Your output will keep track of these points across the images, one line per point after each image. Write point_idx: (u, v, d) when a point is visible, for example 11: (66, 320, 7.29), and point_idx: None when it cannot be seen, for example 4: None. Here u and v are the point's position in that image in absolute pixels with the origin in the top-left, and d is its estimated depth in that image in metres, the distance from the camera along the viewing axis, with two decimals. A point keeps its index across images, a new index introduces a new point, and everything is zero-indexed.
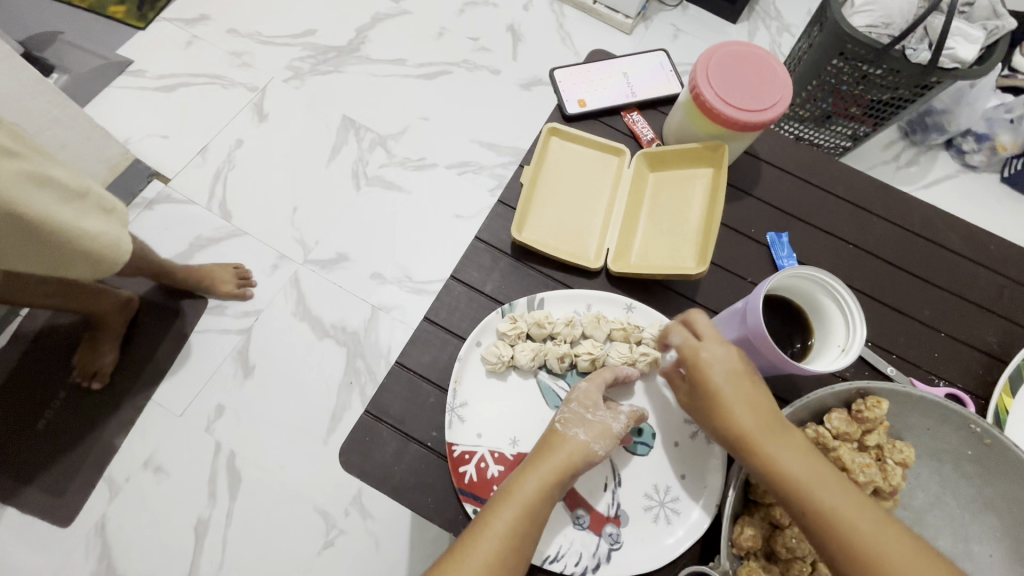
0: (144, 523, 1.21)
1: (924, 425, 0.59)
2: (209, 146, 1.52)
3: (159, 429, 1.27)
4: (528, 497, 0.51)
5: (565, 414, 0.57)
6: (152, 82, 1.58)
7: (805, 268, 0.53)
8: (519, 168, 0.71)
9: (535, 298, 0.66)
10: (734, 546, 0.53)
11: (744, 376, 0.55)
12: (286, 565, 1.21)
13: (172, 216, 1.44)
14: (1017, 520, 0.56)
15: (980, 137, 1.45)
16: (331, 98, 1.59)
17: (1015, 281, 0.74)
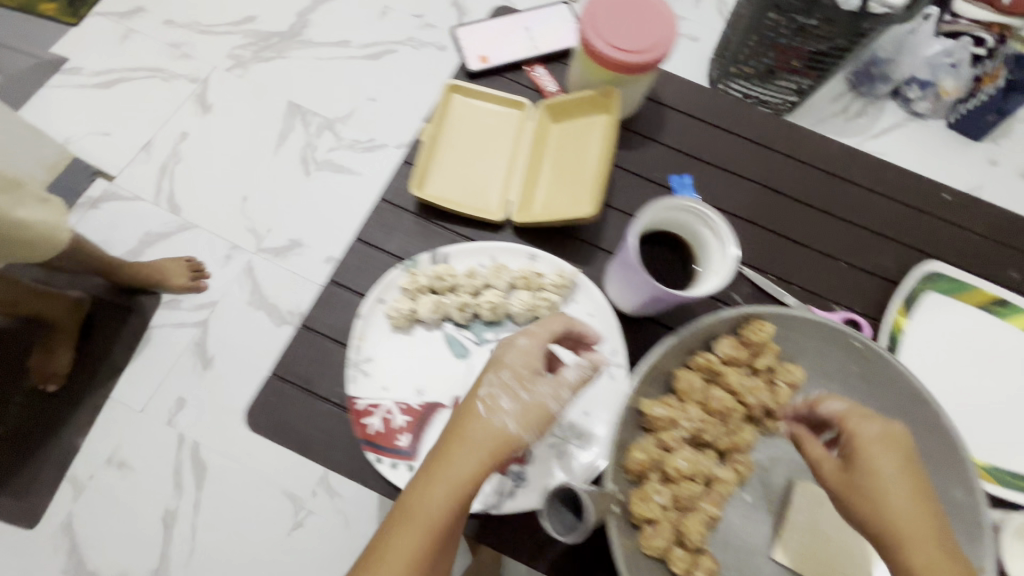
0: (112, 517, 1.23)
1: (814, 346, 0.61)
2: (153, 141, 1.50)
3: (120, 425, 1.28)
4: (433, 513, 0.48)
5: (488, 398, 0.51)
6: (91, 80, 1.55)
7: (667, 200, 0.55)
8: (417, 127, 0.71)
9: (438, 253, 0.66)
10: (625, 470, 0.55)
11: (906, 458, 0.49)
12: (258, 547, 1.23)
13: (119, 213, 1.43)
14: (898, 428, 0.59)
15: (925, 84, 1.26)
16: (274, 85, 1.56)
17: (910, 207, 0.77)
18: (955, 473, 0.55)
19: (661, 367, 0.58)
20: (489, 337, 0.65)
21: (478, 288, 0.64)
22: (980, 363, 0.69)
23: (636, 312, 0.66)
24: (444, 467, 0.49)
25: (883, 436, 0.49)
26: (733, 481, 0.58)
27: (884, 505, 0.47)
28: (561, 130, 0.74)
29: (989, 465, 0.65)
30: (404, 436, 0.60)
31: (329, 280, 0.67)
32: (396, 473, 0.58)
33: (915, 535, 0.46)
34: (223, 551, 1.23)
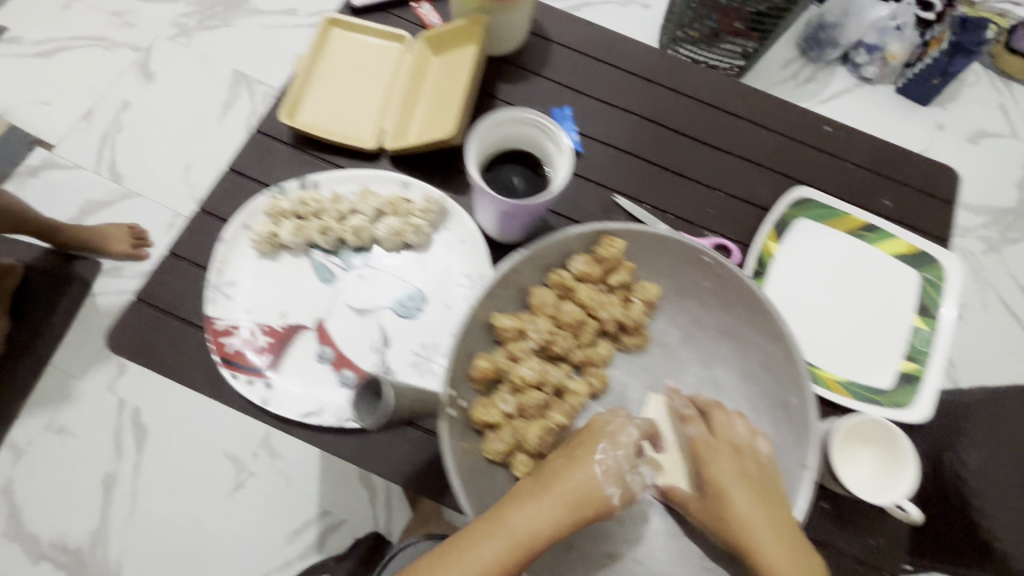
0: (55, 480, 1.24)
1: (669, 265, 0.62)
2: (95, 110, 1.48)
3: (59, 390, 1.28)
4: (511, 537, 0.46)
5: (606, 460, 0.51)
6: (32, 49, 1.53)
7: (481, 124, 0.55)
8: (293, 57, 0.72)
9: (306, 179, 0.66)
10: (471, 379, 0.56)
11: (749, 466, 0.53)
12: (198, 507, 1.24)
13: (59, 181, 1.42)
14: (745, 340, 0.60)
15: (871, 48, 1.46)
16: (219, 53, 1.54)
17: (790, 138, 0.77)
18: (790, 380, 0.57)
19: (514, 282, 0.59)
20: (357, 264, 0.66)
21: (343, 213, 0.65)
22: (847, 286, 0.71)
23: (504, 239, 0.67)
24: (541, 500, 0.48)
25: (738, 452, 0.54)
26: (584, 393, 0.60)
27: (732, 509, 0.51)
28: (440, 62, 0.73)
29: (847, 380, 0.67)
30: (264, 356, 0.61)
31: (202, 210, 0.67)
32: (251, 390, 0.59)
33: (760, 527, 0.50)
34: (163, 513, 1.24)
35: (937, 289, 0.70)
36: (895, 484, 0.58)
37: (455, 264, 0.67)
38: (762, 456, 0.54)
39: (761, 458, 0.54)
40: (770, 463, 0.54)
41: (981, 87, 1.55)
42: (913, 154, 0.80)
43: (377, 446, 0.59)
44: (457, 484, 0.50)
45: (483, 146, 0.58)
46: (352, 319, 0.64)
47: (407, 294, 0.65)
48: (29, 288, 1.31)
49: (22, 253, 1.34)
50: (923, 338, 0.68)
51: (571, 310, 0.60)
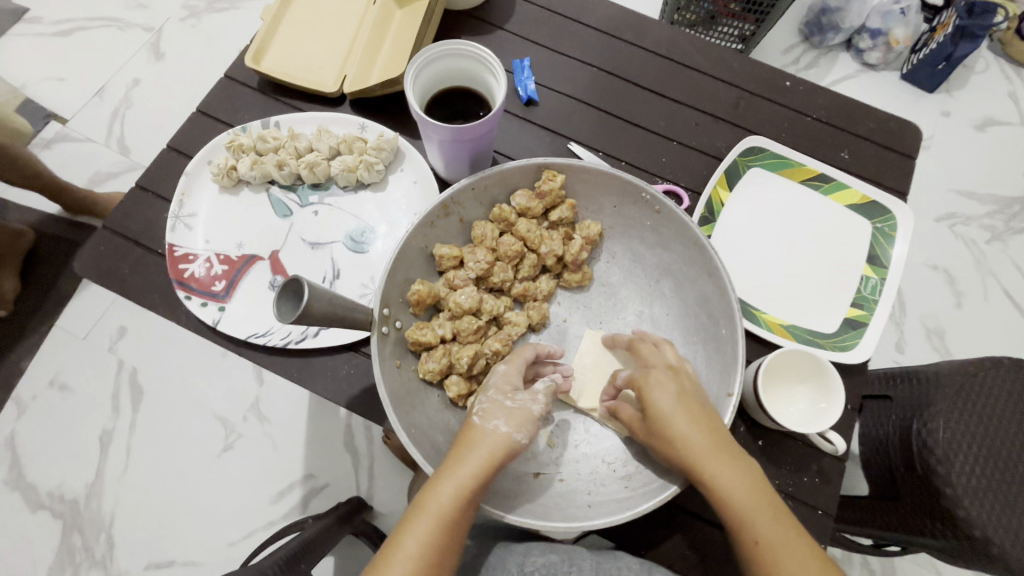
0: (52, 436, 1.26)
1: (611, 204, 0.63)
2: (107, 87, 1.53)
3: (60, 350, 1.31)
4: (437, 515, 0.46)
5: (481, 407, 0.52)
6: (50, 29, 1.60)
7: (412, 66, 0.57)
8: (263, 7, 0.75)
9: (268, 120, 0.69)
10: (410, 302, 0.59)
11: (687, 391, 0.52)
12: (188, 466, 1.25)
13: (71, 153, 1.47)
14: (682, 279, 0.61)
15: (875, 33, 1.44)
16: (228, 34, 1.59)
17: (751, 92, 0.77)
18: (721, 311, 0.57)
19: (456, 213, 0.61)
20: (313, 201, 0.69)
21: (300, 151, 0.68)
22: (796, 234, 0.71)
23: (453, 178, 0.69)
24: (450, 472, 0.47)
25: (674, 380, 0.52)
26: (522, 323, 0.62)
27: (678, 435, 0.50)
28: (404, 13, 0.75)
29: (791, 324, 0.67)
30: (219, 282, 0.64)
31: (169, 147, 0.71)
32: (204, 312, 0.62)
33: (701, 446, 0.49)
34: (153, 471, 1.25)
35: (888, 239, 0.70)
36: (829, 413, 0.58)
37: (407, 203, 0.69)
38: (691, 385, 0.53)
39: (691, 384, 0.53)
40: (699, 391, 0.53)
41: (991, 74, 1.52)
42: (879, 111, 0.78)
43: (325, 369, 0.62)
44: (385, 392, 0.52)
45: (419, 89, 0.60)
46: (305, 251, 0.67)
47: (359, 231, 0.68)
48: (37, 253, 1.39)
49: (34, 219, 1.40)
50: (872, 287, 0.68)
51: (511, 242, 0.62)
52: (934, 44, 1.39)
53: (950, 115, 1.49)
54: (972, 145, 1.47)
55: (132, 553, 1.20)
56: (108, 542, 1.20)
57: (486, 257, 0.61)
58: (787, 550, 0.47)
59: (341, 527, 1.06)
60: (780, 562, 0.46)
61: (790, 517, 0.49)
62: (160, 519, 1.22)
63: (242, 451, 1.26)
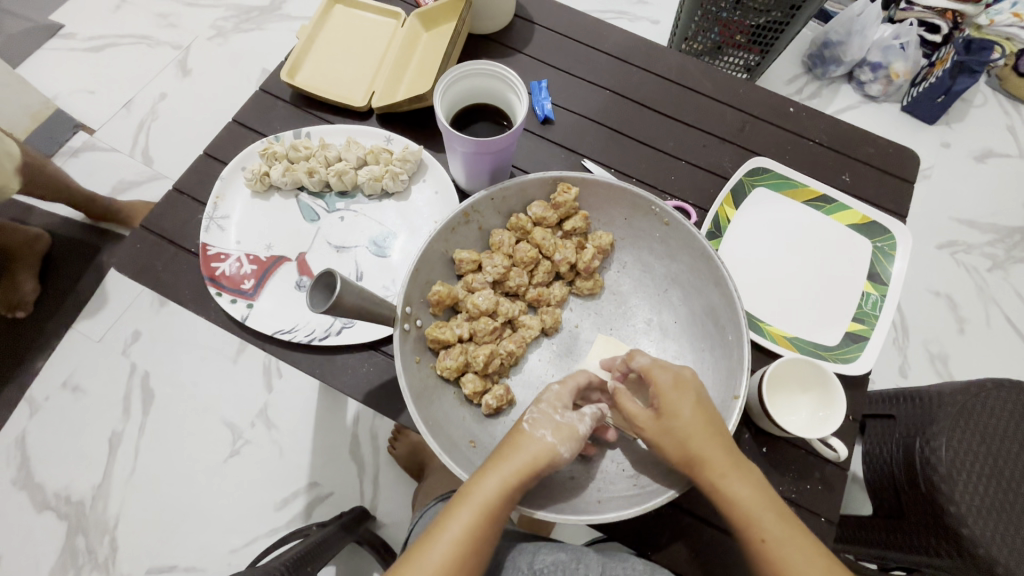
0: (61, 436, 1.28)
1: (621, 216, 0.67)
2: (134, 100, 1.60)
3: (76, 352, 1.34)
4: (485, 501, 0.49)
5: (533, 417, 0.54)
6: (83, 44, 1.67)
7: (441, 84, 0.61)
8: (299, 26, 0.80)
9: (301, 131, 0.74)
10: (430, 303, 0.62)
11: (699, 395, 0.54)
12: (194, 471, 1.27)
13: (97, 162, 1.53)
14: (689, 288, 0.64)
15: (875, 66, 1.50)
16: (253, 53, 1.67)
17: (755, 116, 0.81)
18: (728, 319, 0.60)
19: (475, 221, 0.65)
20: (340, 207, 0.72)
21: (330, 160, 0.72)
22: (798, 251, 0.74)
23: (473, 189, 0.73)
24: (496, 467, 0.50)
25: (691, 383, 0.55)
26: (535, 327, 0.65)
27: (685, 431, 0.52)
28: (430, 35, 0.80)
29: (793, 336, 0.70)
30: (249, 281, 0.67)
31: (205, 153, 0.75)
32: (234, 308, 0.65)
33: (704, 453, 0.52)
34: (160, 474, 1.26)
35: (888, 257, 0.73)
36: (830, 420, 0.60)
37: (428, 212, 0.73)
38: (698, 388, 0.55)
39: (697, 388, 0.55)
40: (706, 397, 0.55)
41: (989, 108, 1.57)
42: (877, 136, 0.82)
43: (345, 367, 0.64)
44: (406, 387, 0.55)
45: (445, 105, 0.64)
46: (331, 254, 0.70)
47: (381, 235, 0.71)
48: (58, 257, 1.42)
49: (57, 224, 1.45)
50: (872, 303, 0.71)
51: (527, 249, 0.65)
52: (934, 78, 1.44)
53: (950, 146, 1.53)
54: (972, 176, 1.51)
55: (134, 557, 1.20)
56: (112, 545, 1.21)
57: (503, 262, 0.64)
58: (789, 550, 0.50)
59: (345, 535, 1.07)
60: (788, 559, 0.49)
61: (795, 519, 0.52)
62: (165, 522, 1.23)
63: (249, 456, 1.27)
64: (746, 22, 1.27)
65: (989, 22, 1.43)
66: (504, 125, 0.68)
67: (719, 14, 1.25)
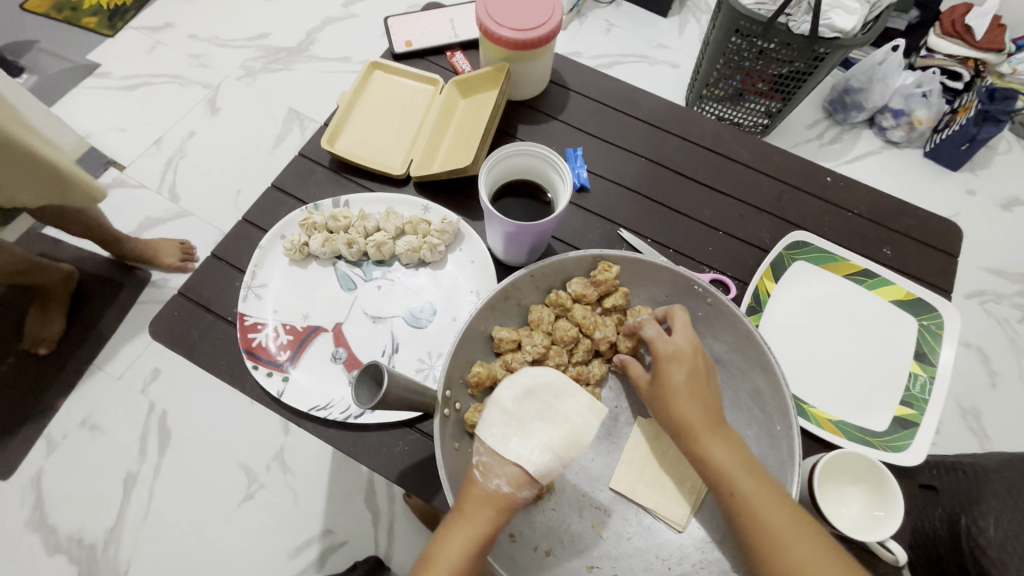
0: (76, 476, 1.27)
1: (663, 293, 0.66)
2: (164, 138, 1.64)
3: (96, 389, 1.34)
4: (453, 565, 0.48)
5: (497, 477, 0.51)
6: (118, 83, 1.72)
7: (485, 164, 0.61)
8: (339, 93, 0.82)
9: (340, 199, 0.74)
10: (470, 384, 0.60)
11: (699, 372, 0.56)
12: (208, 515, 1.25)
13: (126, 199, 1.55)
14: (735, 371, 0.63)
15: (897, 113, 1.50)
16: (280, 92, 1.71)
17: (792, 185, 0.81)
18: (775, 408, 0.59)
19: (515, 297, 0.64)
20: (377, 275, 0.72)
21: (369, 230, 0.72)
22: (842, 328, 0.72)
23: (510, 260, 0.72)
24: (459, 528, 0.49)
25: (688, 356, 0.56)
26: None
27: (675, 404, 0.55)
28: (468, 102, 0.81)
29: (839, 420, 0.67)
30: (284, 352, 0.66)
31: (243, 219, 0.76)
32: (269, 381, 0.64)
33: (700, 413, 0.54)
34: (173, 519, 1.24)
35: (936, 338, 0.71)
36: (886, 522, 0.57)
37: (464, 281, 0.72)
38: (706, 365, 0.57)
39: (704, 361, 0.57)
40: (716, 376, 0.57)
41: (1013, 156, 1.56)
42: (917, 207, 0.81)
43: (377, 444, 0.63)
44: (446, 478, 0.53)
45: (488, 182, 0.64)
46: (367, 324, 0.69)
47: (418, 306, 0.71)
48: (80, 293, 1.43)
49: (81, 260, 1.44)
50: (921, 385, 0.69)
51: (567, 327, 0.64)
52: (957, 125, 1.43)
53: (975, 194, 1.51)
54: (1000, 225, 1.48)
55: None
56: None
57: (543, 341, 0.63)
58: (784, 529, 0.50)
59: None
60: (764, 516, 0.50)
61: (775, 485, 0.52)
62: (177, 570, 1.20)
63: (264, 501, 1.25)
64: (768, 71, 1.27)
65: (1012, 70, 1.39)
66: (550, 204, 0.67)
67: (741, 63, 1.27)
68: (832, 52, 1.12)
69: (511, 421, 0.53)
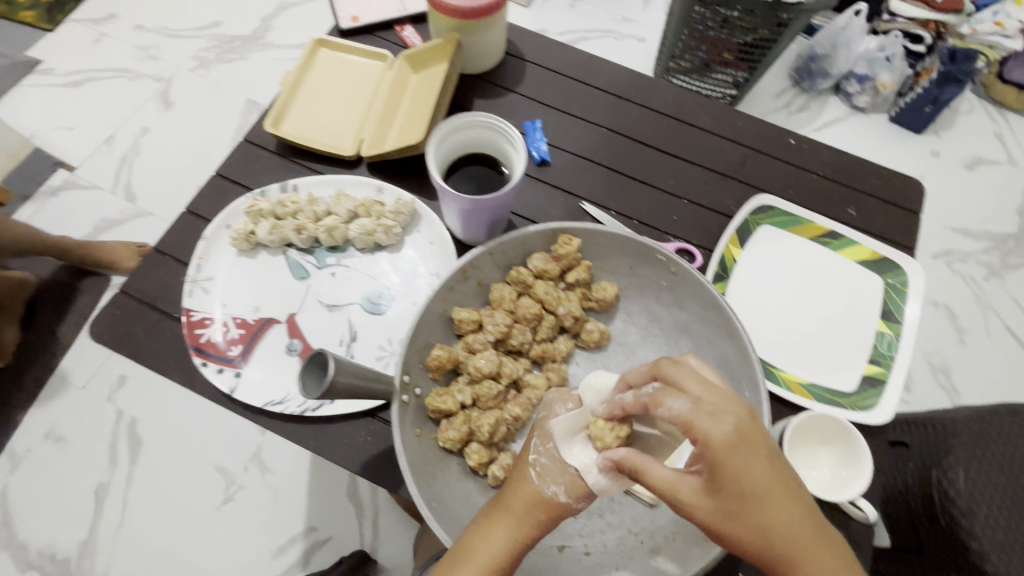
0: (44, 490, 1.22)
1: (626, 265, 0.64)
2: (115, 135, 1.56)
3: (58, 400, 1.27)
4: (491, 557, 0.46)
5: (557, 484, 0.48)
6: (62, 80, 1.63)
7: (430, 140, 0.58)
8: (282, 74, 0.78)
9: (287, 184, 0.70)
10: (430, 369, 0.58)
11: (739, 441, 0.39)
12: (185, 521, 1.21)
13: (77, 201, 1.48)
14: (701, 340, 0.62)
15: (862, 78, 1.50)
16: (236, 83, 1.63)
17: (756, 150, 0.79)
18: (743, 373, 0.57)
19: (474, 277, 0.62)
20: (331, 262, 0.69)
21: (319, 215, 0.69)
22: (809, 292, 0.72)
23: (469, 239, 0.69)
24: (498, 521, 0.47)
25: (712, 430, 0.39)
26: (542, 386, 0.61)
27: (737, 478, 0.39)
28: (419, 77, 0.78)
29: (809, 382, 0.67)
30: (236, 347, 0.63)
31: (187, 211, 0.72)
32: (221, 378, 0.61)
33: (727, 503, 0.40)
34: (149, 527, 1.20)
35: (900, 295, 0.71)
36: (855, 480, 0.57)
37: (423, 263, 0.69)
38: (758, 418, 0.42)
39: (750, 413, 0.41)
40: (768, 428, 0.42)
41: (975, 116, 1.56)
42: (880, 166, 0.80)
43: (339, 436, 0.60)
44: (407, 466, 0.51)
45: (437, 161, 0.61)
46: (323, 313, 0.66)
47: (375, 291, 0.68)
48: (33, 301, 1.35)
49: (34, 267, 1.37)
50: (888, 343, 0.68)
51: (529, 305, 0.62)
52: (921, 88, 1.43)
53: (940, 155, 1.52)
54: (964, 185, 1.49)
55: None
56: None
57: (505, 320, 0.61)
58: None
59: None
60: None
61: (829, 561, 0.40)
62: None
63: (244, 502, 1.22)
64: (733, 40, 1.25)
65: (972, 31, 1.48)
66: (505, 176, 0.65)
67: (706, 33, 1.24)
68: (796, 18, 1.11)
69: (579, 430, 0.51)
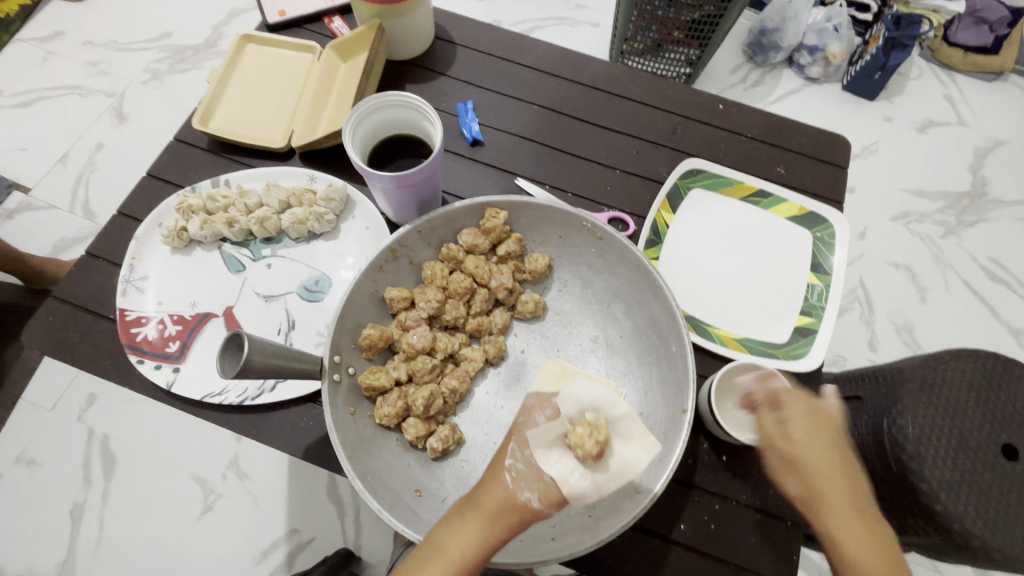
0: (15, 515, 1.18)
1: (556, 234, 0.65)
2: (69, 153, 1.53)
3: (24, 424, 1.23)
4: (457, 556, 0.46)
5: (532, 492, 0.47)
6: (11, 101, 1.59)
7: (347, 123, 0.59)
8: (209, 71, 0.77)
9: (218, 179, 0.71)
10: (364, 349, 0.59)
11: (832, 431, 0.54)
12: (164, 534, 1.18)
13: (35, 222, 1.45)
14: (632, 302, 0.63)
15: (812, 49, 1.51)
16: (190, 94, 1.61)
17: (686, 117, 0.81)
18: (669, 329, 0.58)
19: (405, 255, 0.62)
20: (266, 254, 0.69)
21: (250, 207, 0.69)
22: (739, 250, 0.73)
23: (403, 221, 0.70)
24: (468, 522, 0.47)
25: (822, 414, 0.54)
26: (478, 358, 0.63)
27: (810, 466, 0.52)
28: (348, 66, 0.78)
29: (743, 337, 0.68)
30: (173, 343, 0.63)
31: (123, 214, 0.71)
32: (158, 374, 0.62)
33: (825, 471, 0.51)
34: (127, 544, 1.17)
35: (829, 247, 0.73)
36: None
37: (360, 248, 0.70)
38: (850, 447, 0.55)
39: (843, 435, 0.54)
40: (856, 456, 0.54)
41: (925, 80, 1.57)
42: (808, 126, 0.82)
43: (284, 422, 0.61)
44: (339, 442, 0.51)
45: (356, 145, 0.62)
46: (260, 304, 0.67)
47: (312, 279, 0.68)
48: None
49: None
50: (818, 294, 0.70)
51: (460, 279, 0.63)
52: (869, 55, 1.44)
53: (893, 120, 1.54)
54: (917, 146, 1.51)
55: None
56: None
57: (437, 296, 0.62)
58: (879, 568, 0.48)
59: None
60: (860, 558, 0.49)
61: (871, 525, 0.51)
62: None
63: (223, 510, 1.19)
64: (681, 18, 1.26)
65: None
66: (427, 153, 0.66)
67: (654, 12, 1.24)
68: None
69: (558, 436, 0.49)
